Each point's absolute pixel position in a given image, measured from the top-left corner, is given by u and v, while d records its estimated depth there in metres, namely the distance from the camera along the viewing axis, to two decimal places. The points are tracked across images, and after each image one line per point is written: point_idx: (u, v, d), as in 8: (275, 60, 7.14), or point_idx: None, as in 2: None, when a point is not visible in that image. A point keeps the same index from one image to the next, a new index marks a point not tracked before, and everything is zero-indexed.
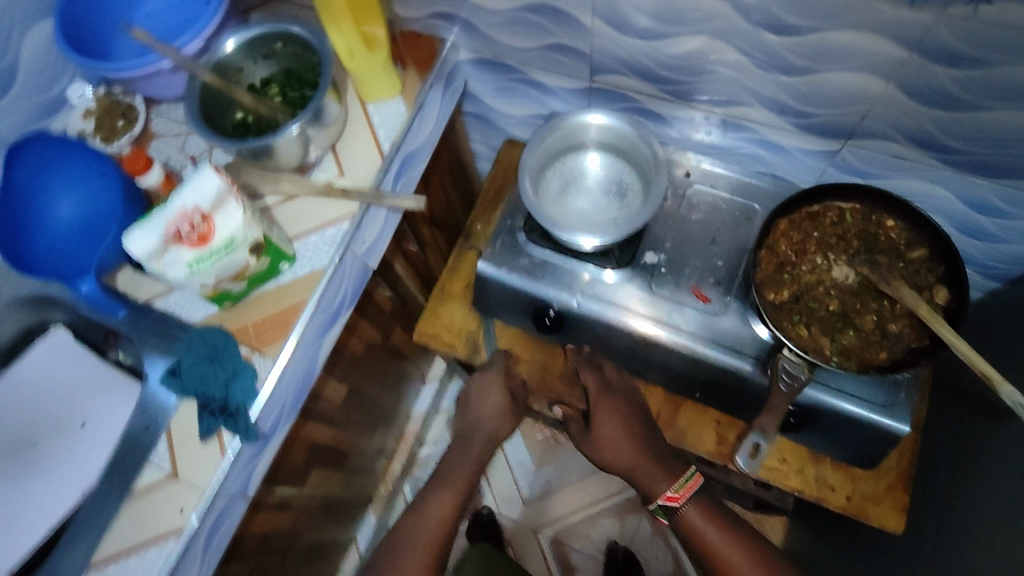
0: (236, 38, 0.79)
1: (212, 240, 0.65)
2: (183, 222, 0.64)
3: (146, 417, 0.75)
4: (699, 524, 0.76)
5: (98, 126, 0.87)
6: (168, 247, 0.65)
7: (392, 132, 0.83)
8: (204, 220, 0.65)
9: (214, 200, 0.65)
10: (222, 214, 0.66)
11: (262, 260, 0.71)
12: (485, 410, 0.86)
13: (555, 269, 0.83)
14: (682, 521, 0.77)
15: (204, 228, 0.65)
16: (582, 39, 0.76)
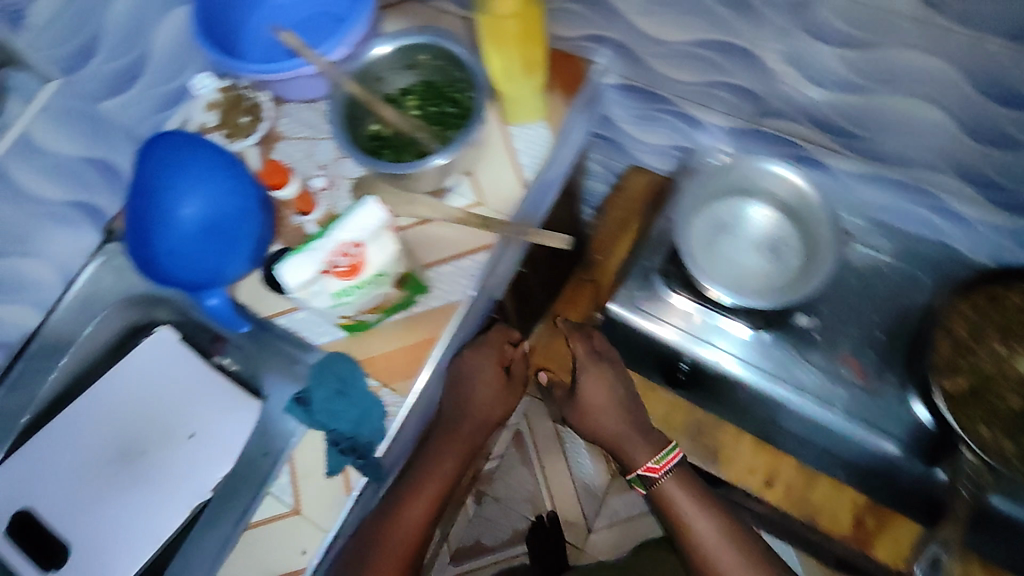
0: (388, 45, 0.74)
1: (364, 272, 0.60)
2: (338, 253, 0.59)
3: (264, 442, 0.73)
4: (687, 509, 0.72)
5: (222, 121, 0.83)
6: (320, 278, 0.59)
7: (535, 159, 0.77)
8: (361, 252, 0.59)
9: (373, 232, 0.60)
10: (376, 245, 0.60)
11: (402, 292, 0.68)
12: (479, 380, 0.75)
13: (694, 321, 0.77)
14: (663, 501, 0.74)
15: (359, 260, 0.59)
16: (759, 82, 0.69)
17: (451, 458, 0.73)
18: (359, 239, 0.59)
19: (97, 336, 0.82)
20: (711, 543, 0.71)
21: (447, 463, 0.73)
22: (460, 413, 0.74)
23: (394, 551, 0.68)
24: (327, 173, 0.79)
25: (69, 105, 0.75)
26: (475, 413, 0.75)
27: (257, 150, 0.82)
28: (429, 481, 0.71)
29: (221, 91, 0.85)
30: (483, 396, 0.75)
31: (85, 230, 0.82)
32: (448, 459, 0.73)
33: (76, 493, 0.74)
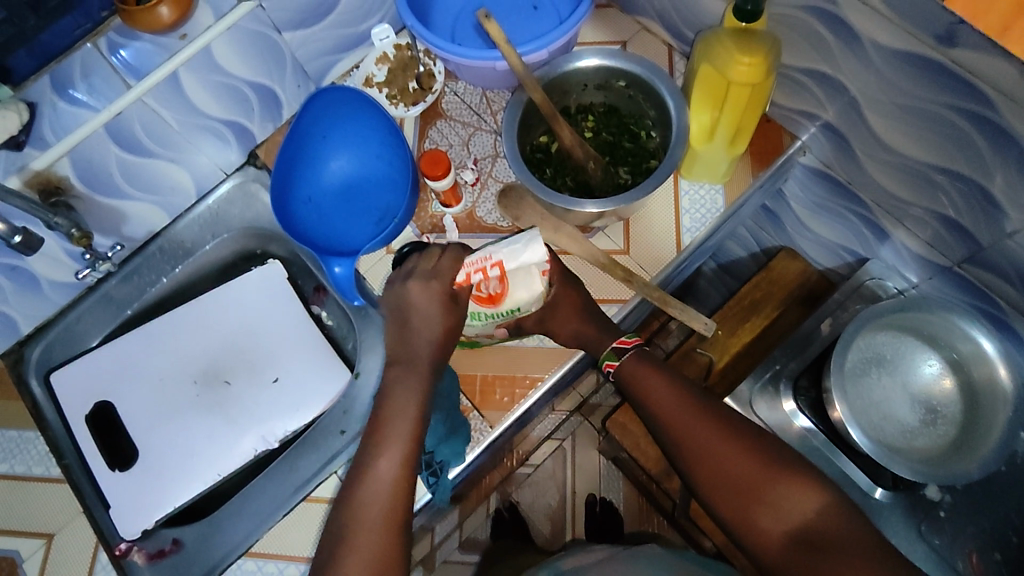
0: (588, 61, 0.68)
1: (500, 304, 0.59)
2: (480, 279, 0.58)
3: (344, 419, 0.73)
4: (656, 381, 0.61)
5: (389, 80, 0.81)
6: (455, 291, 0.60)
7: (699, 225, 0.71)
8: (501, 286, 0.58)
9: (520, 273, 0.58)
10: (522, 282, 0.58)
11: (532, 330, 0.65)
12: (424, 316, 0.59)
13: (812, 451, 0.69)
14: (634, 379, 0.62)
15: (498, 293, 0.59)
16: (992, 228, 0.60)
17: (416, 393, 0.59)
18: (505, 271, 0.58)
19: (211, 254, 0.82)
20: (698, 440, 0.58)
21: (410, 387, 0.59)
22: (410, 349, 0.59)
23: (368, 514, 0.55)
24: (478, 169, 0.76)
25: (257, 30, 0.71)
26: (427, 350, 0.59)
27: (416, 121, 0.79)
28: (398, 416, 0.58)
29: (397, 48, 0.82)
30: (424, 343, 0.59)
31: (231, 150, 0.81)
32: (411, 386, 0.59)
33: (156, 402, 0.75)
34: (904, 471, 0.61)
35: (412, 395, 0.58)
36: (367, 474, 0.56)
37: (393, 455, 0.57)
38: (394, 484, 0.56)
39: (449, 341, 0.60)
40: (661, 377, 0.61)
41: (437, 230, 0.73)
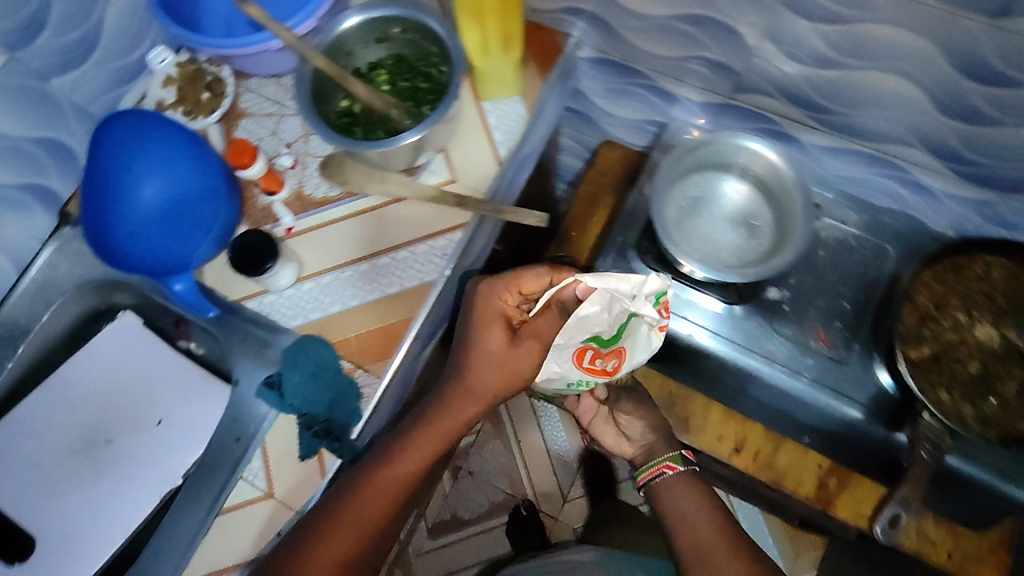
0: (357, 18, 0.70)
1: (616, 373, 0.69)
2: (604, 359, 0.66)
3: (237, 427, 0.71)
4: (685, 500, 0.70)
5: (180, 98, 0.80)
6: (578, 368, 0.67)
7: (510, 135, 0.76)
8: (618, 360, 0.68)
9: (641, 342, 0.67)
10: (636, 349, 0.67)
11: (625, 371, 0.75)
12: (486, 337, 0.64)
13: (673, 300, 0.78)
14: (662, 495, 0.72)
15: (615, 367, 0.68)
16: (739, 56, 0.68)
17: (441, 426, 0.65)
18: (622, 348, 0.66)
19: (53, 325, 0.78)
20: (703, 539, 0.67)
21: (442, 428, 0.65)
22: (472, 373, 0.65)
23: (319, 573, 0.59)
24: (293, 151, 0.77)
25: (22, 85, 0.71)
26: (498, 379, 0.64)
27: (219, 127, 0.79)
28: (410, 457, 0.64)
29: (179, 66, 0.81)
30: (485, 379, 0.64)
31: (37, 216, 0.78)
32: (445, 425, 0.65)
33: (42, 486, 0.73)
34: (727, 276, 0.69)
35: (438, 429, 0.65)
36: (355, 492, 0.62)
37: (386, 481, 0.62)
38: (381, 503, 0.62)
39: (510, 378, 0.64)
40: (691, 488, 0.71)
41: (271, 220, 0.74)
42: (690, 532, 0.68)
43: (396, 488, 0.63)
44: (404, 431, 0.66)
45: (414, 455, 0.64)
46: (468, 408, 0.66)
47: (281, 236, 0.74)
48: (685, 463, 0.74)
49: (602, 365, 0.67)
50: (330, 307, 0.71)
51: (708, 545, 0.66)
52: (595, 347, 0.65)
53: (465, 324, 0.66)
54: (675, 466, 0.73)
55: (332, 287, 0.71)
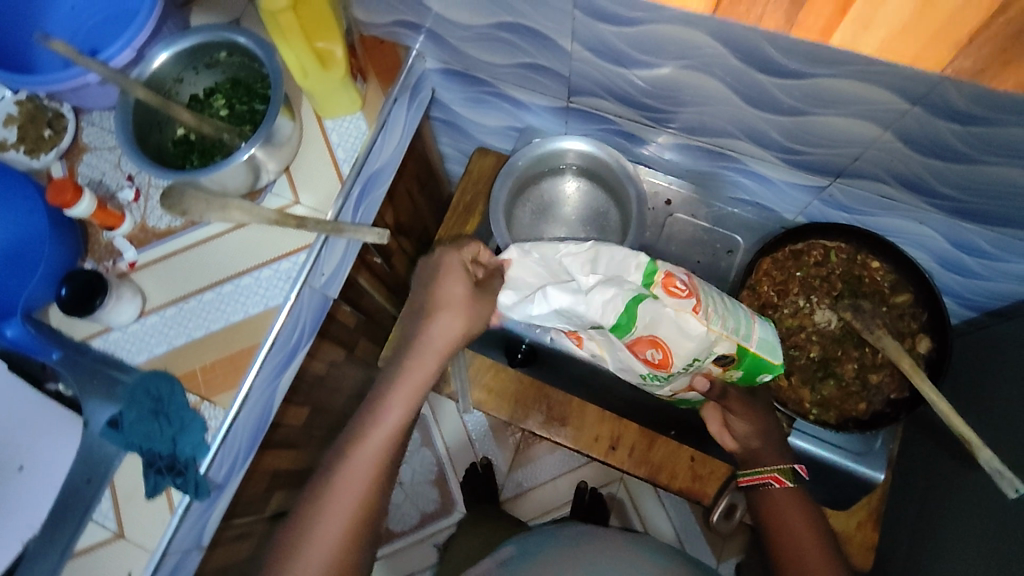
0: (170, 51, 0.70)
1: (671, 367, 0.61)
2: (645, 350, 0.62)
3: (87, 467, 0.68)
4: (793, 514, 0.63)
5: (21, 136, 0.77)
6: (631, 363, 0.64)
7: (352, 152, 0.76)
8: (661, 350, 0.61)
9: (678, 325, 0.60)
10: (676, 339, 0.60)
11: (732, 372, 0.64)
12: (446, 282, 0.64)
13: None
14: (773, 504, 0.65)
15: (662, 360, 0.62)
16: (561, 60, 0.69)
17: (425, 370, 0.64)
18: (655, 337, 0.61)
19: None
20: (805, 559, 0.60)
21: (421, 370, 0.64)
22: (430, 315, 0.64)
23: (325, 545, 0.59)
24: (137, 183, 0.76)
25: None
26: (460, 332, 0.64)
27: (62, 162, 0.77)
28: (395, 404, 0.63)
29: (19, 103, 0.78)
30: (443, 330, 0.63)
31: None
32: (423, 369, 0.64)
33: None
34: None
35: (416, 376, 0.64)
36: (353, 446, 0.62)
37: (383, 428, 0.62)
38: (372, 470, 0.61)
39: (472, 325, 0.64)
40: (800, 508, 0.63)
41: (114, 255, 0.73)
42: (791, 538, 0.62)
43: (394, 431, 0.63)
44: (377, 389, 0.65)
45: (398, 401, 0.63)
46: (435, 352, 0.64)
47: (124, 270, 0.73)
48: (798, 478, 0.65)
49: (652, 359, 0.62)
50: (174, 340, 0.70)
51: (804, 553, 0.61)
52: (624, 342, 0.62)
53: (426, 278, 0.66)
54: (782, 480, 0.65)
55: (176, 319, 0.71)
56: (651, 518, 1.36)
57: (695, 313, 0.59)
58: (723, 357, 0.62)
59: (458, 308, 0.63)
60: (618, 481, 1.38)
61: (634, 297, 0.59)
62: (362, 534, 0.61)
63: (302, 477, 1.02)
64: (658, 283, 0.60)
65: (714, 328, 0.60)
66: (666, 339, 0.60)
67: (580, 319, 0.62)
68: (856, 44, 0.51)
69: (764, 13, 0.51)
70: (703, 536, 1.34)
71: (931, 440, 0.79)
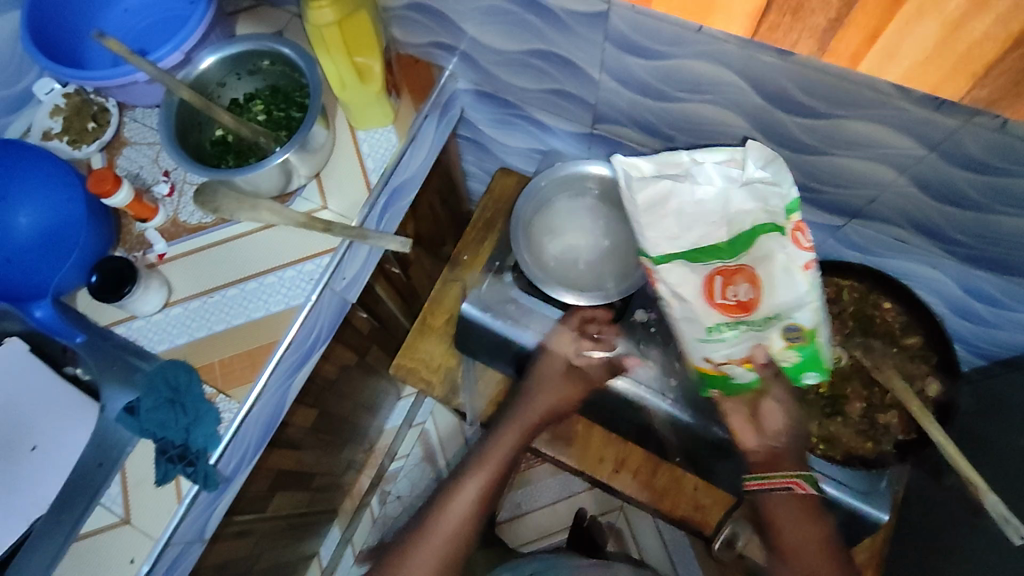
0: (216, 56, 0.73)
1: (749, 308, 0.57)
2: (739, 281, 0.57)
3: (100, 451, 0.70)
4: (808, 531, 0.62)
5: (66, 127, 0.81)
6: (704, 292, 0.59)
7: (382, 163, 0.78)
8: (752, 290, 0.57)
9: (780, 271, 0.56)
10: (784, 282, 0.55)
11: (789, 355, 0.58)
12: (550, 386, 0.75)
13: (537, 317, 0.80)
14: (775, 512, 0.63)
15: (751, 299, 0.57)
16: (587, 88, 0.72)
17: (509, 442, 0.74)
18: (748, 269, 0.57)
19: None
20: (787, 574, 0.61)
21: (504, 446, 0.74)
22: (532, 401, 0.75)
23: None
24: (171, 179, 0.78)
25: None
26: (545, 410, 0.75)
27: (103, 154, 0.81)
28: (487, 467, 0.73)
29: (66, 96, 0.82)
30: (544, 404, 0.75)
31: None
32: (511, 437, 0.74)
33: None
34: (569, 297, 0.74)
35: (506, 434, 0.75)
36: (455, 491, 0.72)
37: (457, 509, 0.70)
38: (457, 536, 0.70)
39: (564, 404, 0.75)
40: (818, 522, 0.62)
41: (144, 246, 0.76)
42: (796, 558, 0.60)
43: (487, 491, 0.72)
44: (472, 455, 0.75)
45: (477, 483, 0.71)
46: (521, 430, 0.75)
47: (153, 262, 0.75)
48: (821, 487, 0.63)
49: (744, 288, 0.57)
50: (196, 332, 0.72)
51: (812, 568, 0.59)
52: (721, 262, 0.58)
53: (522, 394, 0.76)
54: (806, 487, 0.62)
55: (199, 312, 0.73)
56: (648, 552, 1.35)
57: (805, 268, 0.55)
58: (787, 330, 0.57)
59: (560, 396, 0.75)
60: (617, 510, 1.38)
61: (773, 228, 0.56)
62: (451, 567, 0.69)
63: (303, 478, 1.03)
64: (791, 224, 0.55)
65: (802, 282, 0.55)
66: (763, 275, 0.56)
67: (687, 214, 0.58)
68: (880, 69, 0.51)
69: (800, 39, 0.52)
70: (700, 574, 1.32)
71: (932, 483, 0.79)
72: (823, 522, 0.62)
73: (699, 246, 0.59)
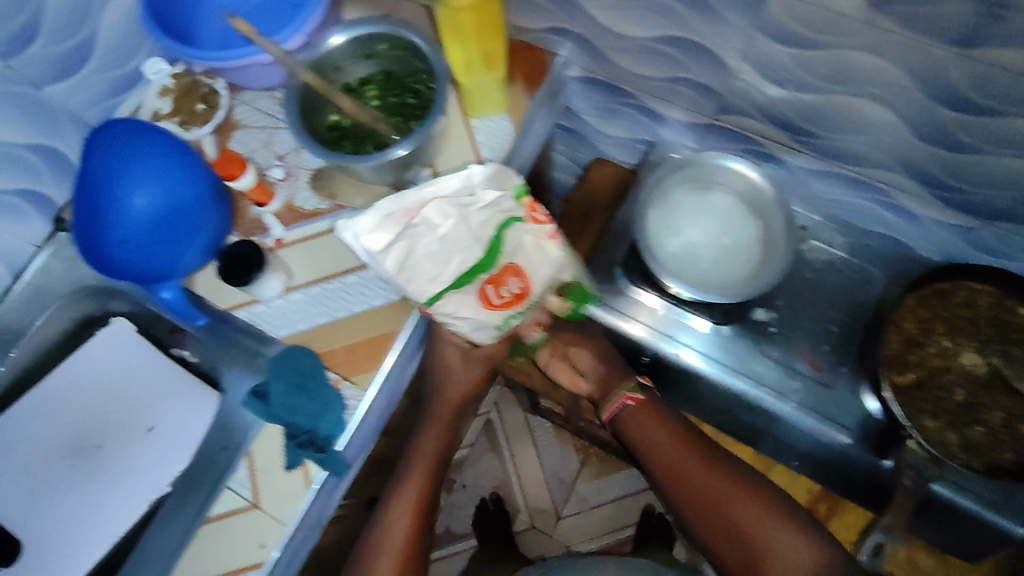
0: (345, 35, 0.72)
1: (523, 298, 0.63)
2: (508, 283, 0.60)
3: (223, 437, 0.73)
4: (658, 433, 0.73)
5: (176, 108, 0.80)
6: (504, 305, 0.61)
7: (496, 152, 0.77)
8: (523, 281, 0.61)
9: (535, 254, 0.62)
10: (539, 259, 0.62)
11: (563, 304, 0.70)
12: (445, 364, 0.74)
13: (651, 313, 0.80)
14: (634, 423, 0.74)
15: (523, 289, 0.62)
16: (719, 77, 0.70)
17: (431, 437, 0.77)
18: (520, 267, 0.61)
19: (45, 329, 0.80)
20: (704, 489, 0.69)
21: (427, 455, 0.76)
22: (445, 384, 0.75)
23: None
24: (286, 164, 0.78)
25: (16, 91, 0.73)
26: (459, 387, 0.75)
27: (213, 138, 0.80)
28: (416, 476, 0.75)
29: (174, 76, 0.81)
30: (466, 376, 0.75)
31: (34, 221, 0.80)
32: (431, 439, 0.77)
33: (35, 491, 0.74)
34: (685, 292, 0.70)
35: (428, 442, 0.76)
36: (391, 503, 0.74)
37: (400, 522, 0.73)
38: (398, 546, 0.72)
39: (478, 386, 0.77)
40: (659, 428, 0.73)
41: (260, 231, 0.75)
42: (686, 486, 0.70)
43: (419, 501, 0.74)
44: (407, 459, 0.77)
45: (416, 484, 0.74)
46: (449, 408, 0.77)
47: (270, 246, 0.75)
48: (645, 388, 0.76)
49: (518, 286, 0.61)
50: (317, 318, 0.71)
51: (700, 487, 0.70)
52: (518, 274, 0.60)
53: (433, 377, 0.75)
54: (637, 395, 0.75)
55: (319, 297, 0.72)
56: None
57: (553, 240, 0.62)
58: (565, 289, 0.68)
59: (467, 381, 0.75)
60: None
61: (503, 226, 0.58)
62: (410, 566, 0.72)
63: None
64: (524, 208, 0.61)
65: (562, 253, 0.63)
66: (523, 266, 0.61)
67: (444, 249, 0.57)
68: None
69: None
70: None
71: None
72: (703, 450, 0.72)
73: (463, 272, 0.58)
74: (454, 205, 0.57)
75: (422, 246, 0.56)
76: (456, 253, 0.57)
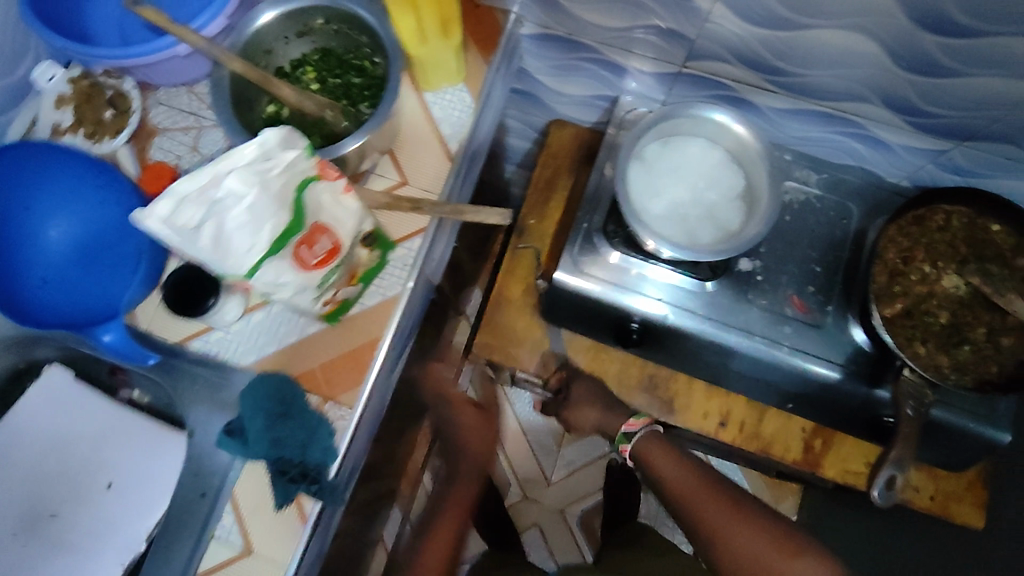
0: (277, 10, 0.63)
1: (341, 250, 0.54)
2: (315, 239, 0.52)
3: (199, 482, 0.65)
4: (668, 466, 0.75)
5: (78, 119, 0.69)
6: (289, 280, 0.51)
7: (458, 128, 0.70)
8: (334, 234, 0.53)
9: (334, 213, 0.53)
10: (333, 216, 0.53)
11: (372, 252, 0.61)
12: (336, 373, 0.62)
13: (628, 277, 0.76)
14: (648, 457, 0.77)
15: (334, 244, 0.53)
16: (689, 22, 0.65)
17: None
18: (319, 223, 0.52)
19: None
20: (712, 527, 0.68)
21: None
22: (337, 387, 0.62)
23: None
24: None
25: None
26: None
27: (130, 148, 0.70)
28: None
29: (72, 82, 0.70)
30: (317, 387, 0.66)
31: None
32: None
33: None
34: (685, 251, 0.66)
35: None
36: None
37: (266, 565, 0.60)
38: None
39: None
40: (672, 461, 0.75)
41: None
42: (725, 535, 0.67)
43: None
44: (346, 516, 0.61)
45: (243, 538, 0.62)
46: None
47: None
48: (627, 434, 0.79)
49: (327, 241, 0.52)
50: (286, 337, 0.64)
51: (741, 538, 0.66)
52: (297, 237, 0.50)
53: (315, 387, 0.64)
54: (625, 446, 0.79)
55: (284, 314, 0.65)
56: None
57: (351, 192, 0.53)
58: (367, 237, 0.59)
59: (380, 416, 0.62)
60: None
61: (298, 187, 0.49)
62: None
63: None
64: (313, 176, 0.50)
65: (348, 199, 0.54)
66: (326, 222, 0.53)
67: (221, 232, 0.46)
68: None
69: None
70: None
71: None
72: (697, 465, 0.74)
73: (275, 239, 0.48)
74: (252, 172, 0.46)
75: (231, 221, 0.46)
76: (265, 219, 0.47)
